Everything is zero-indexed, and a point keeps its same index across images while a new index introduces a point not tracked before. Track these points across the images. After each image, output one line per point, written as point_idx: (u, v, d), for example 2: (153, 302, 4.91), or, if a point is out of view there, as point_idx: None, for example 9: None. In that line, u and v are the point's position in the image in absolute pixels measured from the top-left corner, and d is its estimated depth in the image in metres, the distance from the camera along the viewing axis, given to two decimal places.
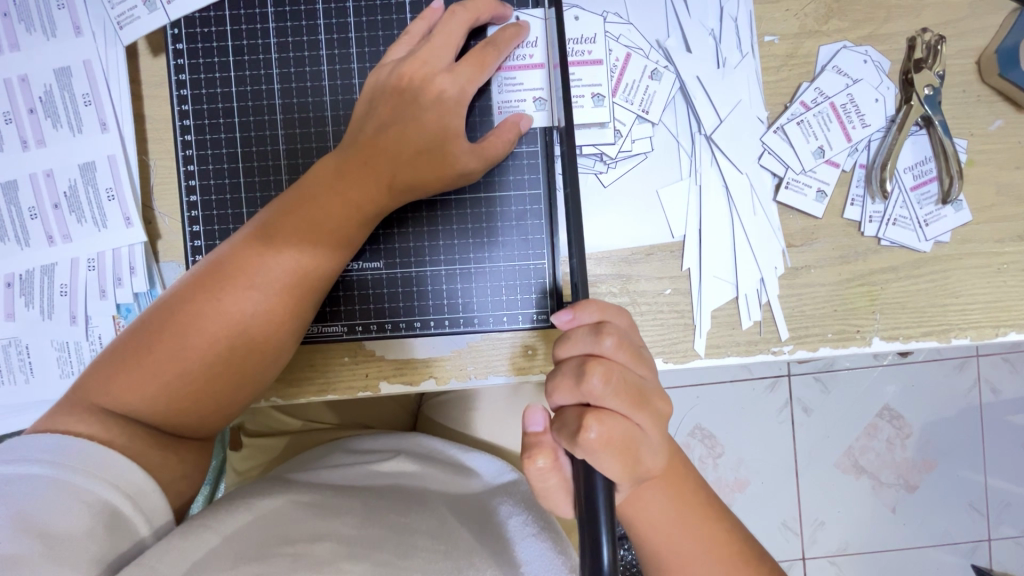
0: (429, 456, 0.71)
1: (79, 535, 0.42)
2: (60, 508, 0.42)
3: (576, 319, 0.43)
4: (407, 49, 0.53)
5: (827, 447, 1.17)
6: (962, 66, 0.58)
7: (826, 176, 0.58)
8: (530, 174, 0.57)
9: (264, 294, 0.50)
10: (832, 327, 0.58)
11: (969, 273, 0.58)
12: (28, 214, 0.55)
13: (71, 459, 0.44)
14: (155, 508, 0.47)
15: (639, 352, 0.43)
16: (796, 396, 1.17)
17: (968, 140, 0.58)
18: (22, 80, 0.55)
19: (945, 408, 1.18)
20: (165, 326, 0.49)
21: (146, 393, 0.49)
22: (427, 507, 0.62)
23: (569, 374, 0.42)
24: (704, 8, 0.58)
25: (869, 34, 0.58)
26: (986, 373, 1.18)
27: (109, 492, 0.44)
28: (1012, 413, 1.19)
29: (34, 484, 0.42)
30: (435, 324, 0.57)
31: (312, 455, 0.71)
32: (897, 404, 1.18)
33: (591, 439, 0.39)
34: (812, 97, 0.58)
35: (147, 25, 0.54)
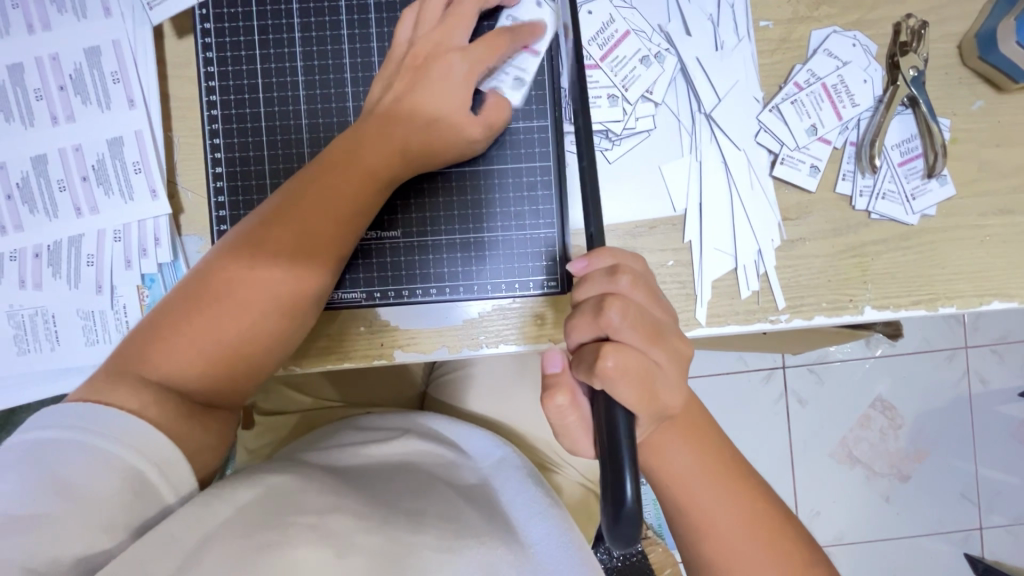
0: (435, 435, 0.73)
1: (102, 500, 0.44)
2: (89, 473, 0.44)
3: (591, 265, 0.46)
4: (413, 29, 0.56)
5: (823, 437, 1.20)
6: (944, 50, 0.62)
7: (819, 152, 0.61)
8: (540, 147, 0.60)
9: (294, 262, 0.52)
10: (825, 296, 0.61)
11: (954, 246, 0.62)
12: (57, 186, 0.57)
13: (97, 425, 0.46)
14: (178, 472, 0.48)
15: (653, 291, 0.46)
16: (791, 388, 1.20)
17: (951, 120, 0.62)
18: (53, 59, 0.57)
19: (936, 397, 1.21)
20: (197, 299, 0.51)
21: (182, 362, 0.51)
22: (434, 488, 0.63)
23: (587, 309, 0.44)
24: None
25: (857, 19, 0.62)
26: (975, 365, 1.22)
27: (130, 456, 0.46)
28: (1000, 404, 1.23)
29: (62, 447, 0.45)
30: (451, 290, 0.60)
31: (325, 433, 0.74)
32: (891, 396, 1.21)
33: (607, 366, 0.41)
34: (805, 78, 0.61)
35: (174, 7, 0.57)
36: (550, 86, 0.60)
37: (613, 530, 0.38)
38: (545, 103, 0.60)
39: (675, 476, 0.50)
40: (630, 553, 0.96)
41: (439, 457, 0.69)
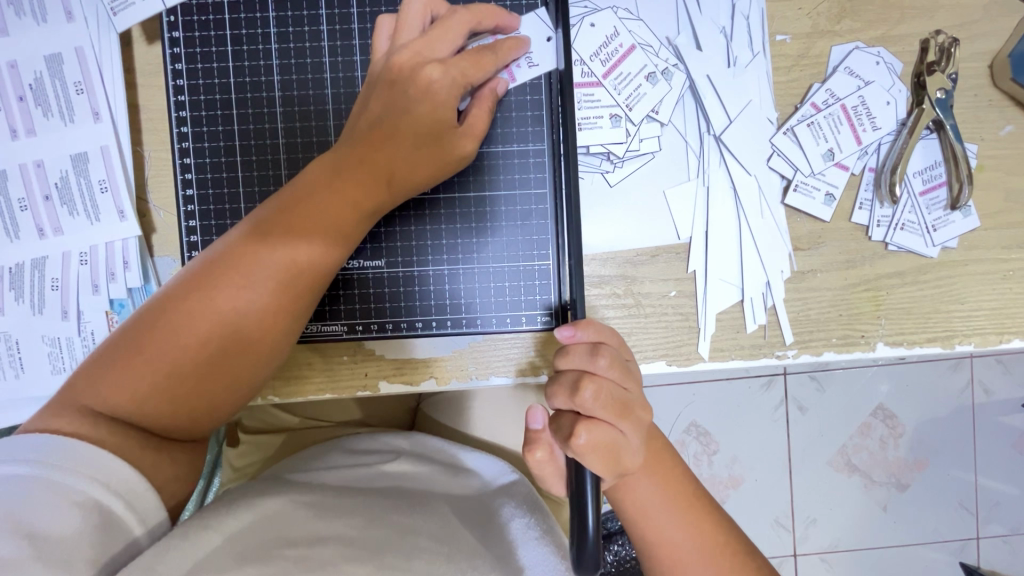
0: (431, 457, 0.72)
1: (69, 538, 0.41)
2: (49, 509, 0.41)
3: (576, 337, 0.44)
4: (395, 39, 0.51)
5: (821, 445, 1.18)
6: (974, 70, 0.57)
7: (835, 179, 0.57)
8: (535, 172, 0.56)
9: (258, 293, 0.48)
10: (836, 332, 0.58)
11: (974, 279, 0.58)
12: (17, 205, 0.54)
13: (58, 458, 0.43)
14: (149, 506, 0.46)
15: (628, 368, 0.45)
16: (791, 395, 1.17)
17: (978, 145, 0.58)
18: (11, 67, 0.53)
19: (938, 408, 1.19)
20: (155, 325, 0.48)
21: (134, 392, 0.47)
22: (427, 506, 0.62)
23: (564, 386, 0.43)
24: (715, 5, 0.57)
25: (882, 35, 0.57)
26: (979, 374, 1.19)
27: (96, 490, 0.43)
28: (1004, 414, 1.20)
29: (19, 484, 0.41)
30: (438, 324, 0.56)
31: (311, 454, 0.71)
32: (891, 404, 1.18)
33: (579, 444, 0.41)
34: (824, 98, 0.57)
35: (142, 12, 0.53)
36: (547, 104, 0.56)
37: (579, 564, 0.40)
38: (540, 123, 0.56)
39: (646, 513, 0.48)
40: (623, 558, 0.93)
41: (433, 479, 0.68)
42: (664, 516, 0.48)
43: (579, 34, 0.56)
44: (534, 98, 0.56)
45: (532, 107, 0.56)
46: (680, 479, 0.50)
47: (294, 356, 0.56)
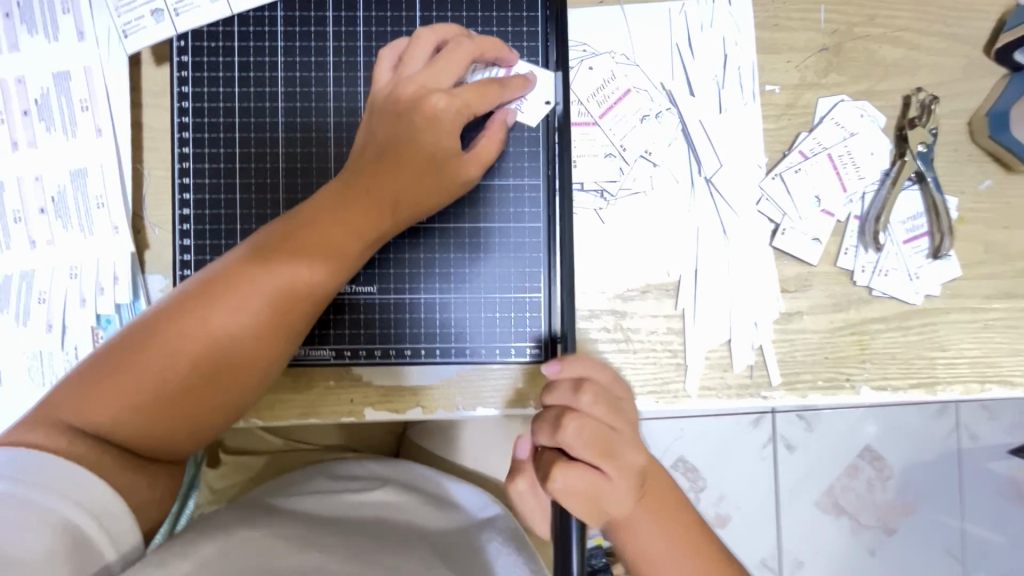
0: (417, 486, 0.71)
1: (38, 559, 0.39)
2: (19, 529, 0.40)
3: (564, 370, 0.45)
4: (403, 69, 0.53)
5: (808, 485, 1.17)
6: (954, 126, 0.59)
7: (821, 225, 0.58)
8: (530, 207, 0.57)
9: (258, 316, 0.48)
10: (822, 374, 0.59)
11: (956, 327, 0.59)
12: (12, 217, 0.53)
13: (32, 476, 0.42)
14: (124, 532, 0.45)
15: (617, 405, 0.44)
16: (779, 432, 1.17)
17: (958, 198, 0.60)
18: (18, 82, 0.54)
19: (925, 452, 1.19)
20: (147, 342, 0.47)
21: (124, 411, 0.46)
22: (408, 544, 0.60)
23: (546, 422, 0.44)
24: (709, 53, 0.59)
25: (867, 89, 0.59)
26: (965, 419, 1.19)
27: (68, 509, 0.42)
28: (991, 460, 1.19)
29: None
30: (426, 353, 0.57)
31: (293, 480, 0.70)
32: (878, 445, 1.18)
33: (555, 487, 0.42)
34: (810, 146, 0.59)
35: (154, 35, 0.54)
36: (544, 141, 0.57)
37: None
38: (539, 159, 0.57)
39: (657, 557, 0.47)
40: None
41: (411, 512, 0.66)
42: (671, 563, 0.47)
43: (577, 76, 0.58)
44: (528, 138, 0.57)
45: (527, 146, 0.57)
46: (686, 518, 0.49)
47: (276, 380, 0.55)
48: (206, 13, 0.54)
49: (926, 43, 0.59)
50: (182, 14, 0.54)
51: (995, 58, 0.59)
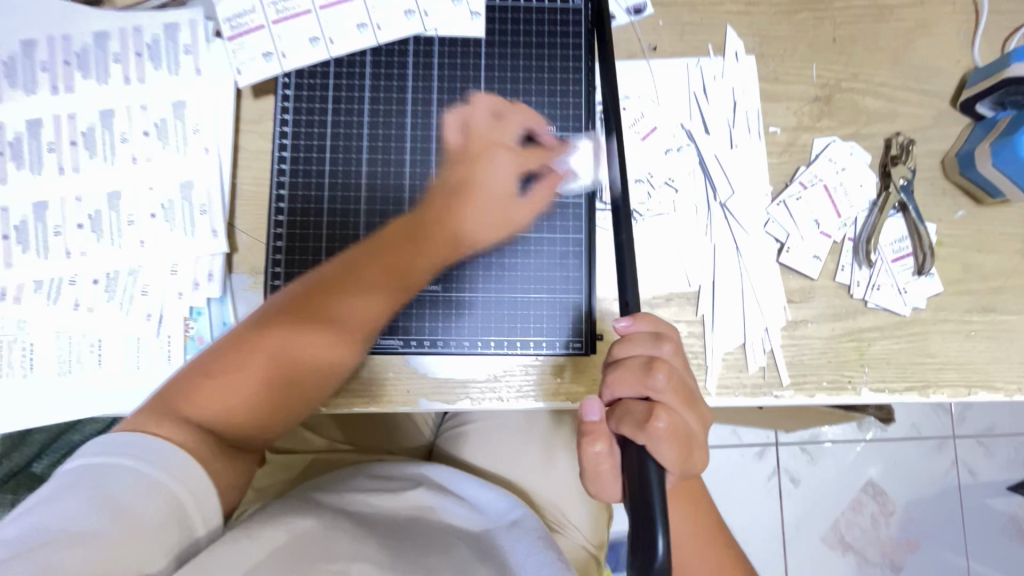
0: (449, 490, 0.75)
1: (148, 528, 0.44)
2: (135, 500, 0.44)
3: (635, 325, 0.50)
4: (466, 126, 0.64)
5: (811, 519, 1.31)
6: (929, 165, 0.70)
7: (820, 244, 0.68)
8: (572, 222, 0.65)
9: (360, 314, 0.56)
10: (826, 376, 0.67)
11: (942, 337, 0.68)
12: (126, 220, 0.62)
13: (146, 452, 0.47)
14: (211, 507, 0.48)
15: (686, 359, 0.52)
16: (784, 465, 1.31)
17: (936, 225, 0.69)
18: (142, 108, 0.63)
19: (921, 489, 1.34)
20: (256, 341, 0.54)
21: (241, 399, 0.52)
22: (449, 546, 0.63)
23: (634, 369, 0.49)
24: (721, 99, 0.70)
25: (854, 132, 0.70)
26: (962, 456, 1.34)
27: (173, 486, 0.46)
28: (987, 495, 1.35)
29: (116, 470, 0.45)
30: (481, 345, 0.64)
31: (337, 477, 0.77)
32: (882, 482, 1.32)
33: (659, 427, 0.46)
34: (808, 178, 0.69)
35: (263, 72, 0.63)
36: (586, 166, 0.65)
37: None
38: (582, 180, 0.65)
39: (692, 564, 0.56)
40: None
41: (445, 512, 0.71)
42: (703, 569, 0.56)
43: None
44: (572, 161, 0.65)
45: (571, 169, 0.64)
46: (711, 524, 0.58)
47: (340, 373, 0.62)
48: (310, 56, 0.64)
49: (903, 97, 0.71)
50: (289, 55, 0.64)
51: (960, 109, 0.70)
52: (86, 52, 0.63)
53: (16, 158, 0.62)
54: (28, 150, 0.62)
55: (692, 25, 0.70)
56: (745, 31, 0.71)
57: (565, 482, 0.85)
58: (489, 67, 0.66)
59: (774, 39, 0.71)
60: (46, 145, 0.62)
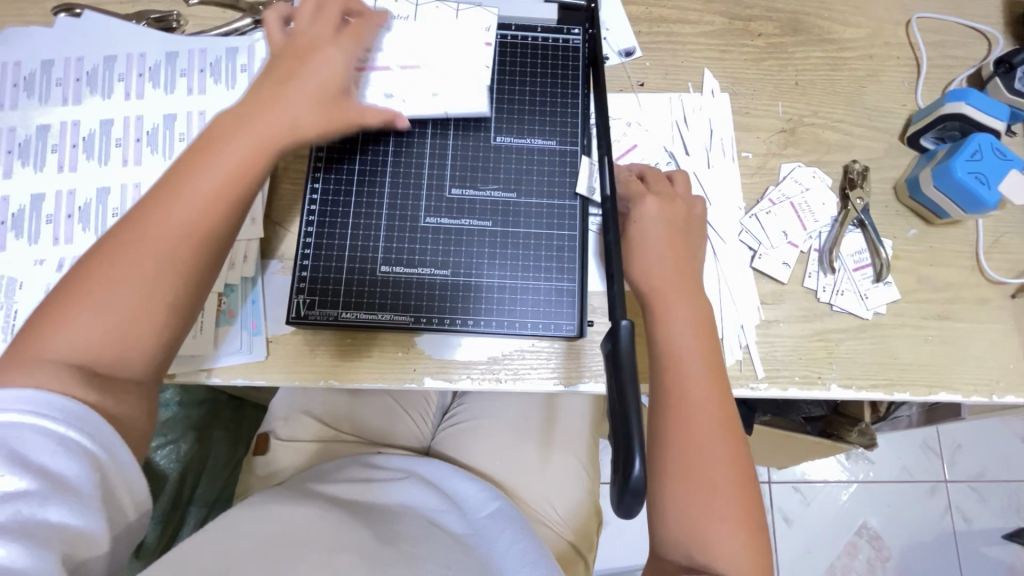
0: (435, 485, 0.80)
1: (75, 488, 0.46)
2: (59, 461, 0.46)
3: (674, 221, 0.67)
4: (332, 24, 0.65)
5: (810, 559, 1.59)
6: (883, 189, 0.80)
7: (788, 254, 0.76)
8: (570, 218, 0.70)
9: (146, 225, 0.53)
10: (798, 371, 0.73)
11: (902, 340, 0.74)
12: None
13: (68, 414, 0.47)
14: (126, 459, 0.50)
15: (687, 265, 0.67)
16: (781, 506, 1.61)
17: (892, 241, 0.78)
18: (200, 114, 0.73)
19: (918, 535, 1.62)
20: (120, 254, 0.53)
21: (111, 323, 0.51)
22: (431, 533, 0.68)
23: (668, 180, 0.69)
24: (700, 127, 0.80)
25: (816, 160, 0.80)
26: (955, 501, 1.65)
27: (97, 450, 0.48)
28: (983, 544, 1.63)
29: (40, 428, 0.46)
30: (486, 324, 0.68)
31: (334, 467, 0.82)
32: (876, 526, 1.62)
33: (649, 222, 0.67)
34: (777, 196, 0.78)
35: None
36: (583, 168, 0.72)
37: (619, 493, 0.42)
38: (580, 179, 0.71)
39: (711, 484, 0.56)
40: None
41: (431, 503, 0.76)
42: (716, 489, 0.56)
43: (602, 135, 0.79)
44: (571, 165, 0.72)
45: (569, 172, 0.72)
46: (739, 458, 0.58)
47: (349, 354, 0.69)
48: None
49: (857, 131, 0.82)
50: None
51: (907, 143, 0.81)
52: (157, 67, 0.75)
53: (88, 151, 0.71)
54: (99, 145, 0.72)
55: (674, 67, 0.82)
56: (719, 74, 0.83)
57: (554, 481, 0.90)
58: (501, 83, 0.74)
59: (745, 81, 0.83)
60: (114, 141, 0.72)
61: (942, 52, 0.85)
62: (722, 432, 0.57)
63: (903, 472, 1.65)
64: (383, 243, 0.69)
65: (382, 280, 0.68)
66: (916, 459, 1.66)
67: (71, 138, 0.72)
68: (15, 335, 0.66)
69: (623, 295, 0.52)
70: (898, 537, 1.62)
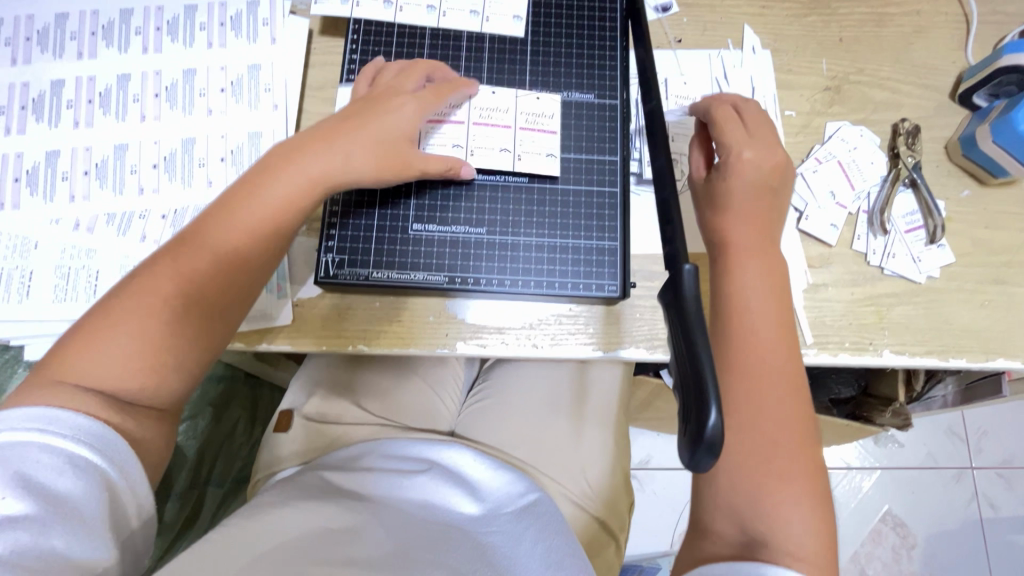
0: (461, 478, 0.75)
1: (86, 511, 0.44)
2: (69, 480, 0.44)
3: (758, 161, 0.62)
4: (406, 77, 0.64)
5: None
6: (934, 149, 0.76)
7: (836, 214, 0.72)
8: (610, 175, 0.67)
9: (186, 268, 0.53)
10: (849, 337, 0.69)
11: (957, 305, 0.71)
12: (198, 162, 0.67)
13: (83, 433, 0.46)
14: (138, 476, 0.49)
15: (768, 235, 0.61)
16: None
17: (945, 202, 0.74)
18: (221, 69, 0.70)
19: (943, 523, 1.58)
20: (151, 288, 0.52)
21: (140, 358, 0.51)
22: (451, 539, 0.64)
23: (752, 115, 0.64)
24: (740, 84, 0.76)
25: (863, 118, 0.77)
26: (982, 488, 1.61)
27: (111, 469, 0.47)
28: (1011, 531, 1.59)
29: (44, 448, 0.45)
30: (523, 284, 0.65)
31: (357, 452, 0.80)
32: (901, 513, 1.58)
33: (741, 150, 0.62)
34: (823, 155, 0.74)
35: (336, 10, 0.70)
36: (622, 122, 0.69)
37: (692, 446, 0.39)
38: (618, 134, 0.68)
39: (778, 474, 0.52)
40: None
41: (453, 501, 0.71)
42: (785, 480, 0.52)
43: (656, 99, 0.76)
44: (611, 119, 0.69)
45: (609, 126, 0.68)
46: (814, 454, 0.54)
47: (380, 321, 0.66)
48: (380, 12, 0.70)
49: (906, 89, 0.78)
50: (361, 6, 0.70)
51: (958, 102, 0.77)
52: (176, 20, 0.71)
53: (104, 108, 0.68)
54: (116, 101, 0.69)
55: (713, 23, 0.79)
56: (760, 31, 0.79)
57: (586, 461, 0.87)
58: (536, 35, 0.71)
59: (787, 38, 0.79)
60: (132, 97, 0.69)
61: (994, 7, 0.81)
62: (798, 443, 0.53)
63: (928, 458, 1.61)
64: (414, 200, 0.65)
65: (415, 238, 0.65)
66: (942, 445, 1.62)
67: (87, 93, 0.69)
68: (30, 297, 0.63)
69: (685, 242, 0.48)
70: (923, 524, 1.58)
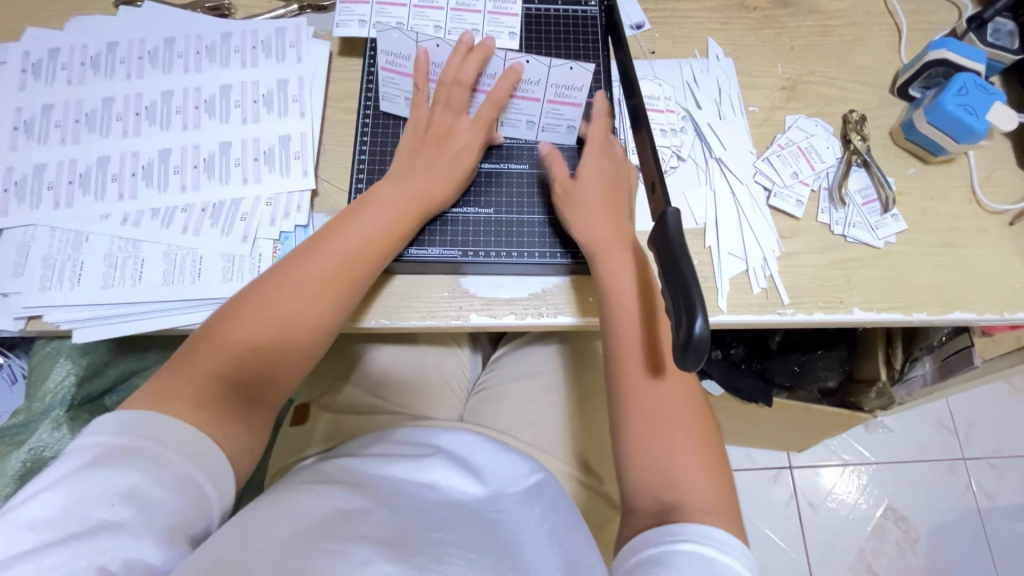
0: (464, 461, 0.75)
1: (172, 504, 0.49)
2: (153, 477, 0.49)
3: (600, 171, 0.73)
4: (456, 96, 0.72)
5: (837, 544, 1.57)
6: (881, 135, 0.87)
7: (801, 191, 0.82)
8: None
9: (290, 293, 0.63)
10: (821, 297, 0.77)
11: (915, 267, 0.79)
12: (233, 162, 0.76)
13: (163, 437, 0.52)
14: (215, 471, 0.54)
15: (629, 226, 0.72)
16: (801, 491, 1.62)
17: (895, 179, 0.84)
18: (253, 84, 0.80)
19: (942, 515, 1.61)
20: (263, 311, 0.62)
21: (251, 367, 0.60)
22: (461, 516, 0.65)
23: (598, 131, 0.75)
24: (708, 86, 0.88)
25: (817, 111, 0.88)
26: (976, 479, 1.65)
27: (189, 465, 0.52)
28: (1010, 521, 1.62)
29: (122, 452, 0.50)
30: (528, 254, 0.74)
31: (369, 438, 0.81)
32: (900, 506, 1.61)
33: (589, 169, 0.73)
34: (784, 142, 0.85)
35: (355, 32, 0.80)
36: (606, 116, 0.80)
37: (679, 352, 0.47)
38: None
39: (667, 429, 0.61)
40: None
41: (459, 482, 0.71)
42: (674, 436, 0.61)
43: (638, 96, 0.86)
44: None
45: None
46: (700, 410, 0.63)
47: (398, 299, 0.72)
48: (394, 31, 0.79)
49: (852, 86, 0.89)
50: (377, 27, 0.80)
51: (897, 94, 0.89)
52: (213, 45, 0.81)
53: (150, 118, 0.77)
54: (160, 113, 0.77)
55: (681, 37, 0.91)
56: (722, 42, 0.91)
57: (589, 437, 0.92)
58: (529, 47, 0.82)
59: (745, 47, 0.91)
60: (174, 109, 0.78)
61: (919, 18, 0.94)
62: (678, 400, 0.63)
63: (921, 450, 1.66)
64: None
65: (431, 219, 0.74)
66: (932, 437, 1.68)
67: (135, 107, 0.77)
68: (81, 284, 0.69)
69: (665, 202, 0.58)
70: (923, 517, 1.61)
